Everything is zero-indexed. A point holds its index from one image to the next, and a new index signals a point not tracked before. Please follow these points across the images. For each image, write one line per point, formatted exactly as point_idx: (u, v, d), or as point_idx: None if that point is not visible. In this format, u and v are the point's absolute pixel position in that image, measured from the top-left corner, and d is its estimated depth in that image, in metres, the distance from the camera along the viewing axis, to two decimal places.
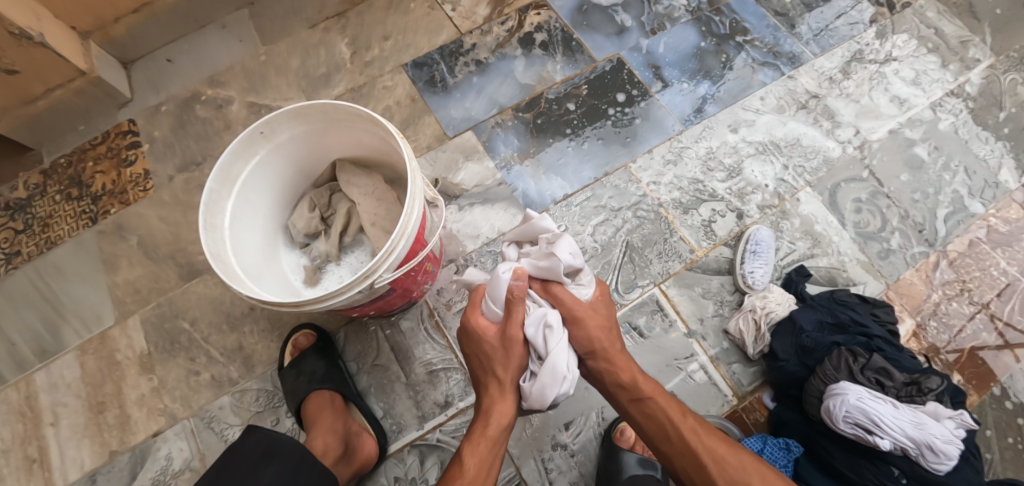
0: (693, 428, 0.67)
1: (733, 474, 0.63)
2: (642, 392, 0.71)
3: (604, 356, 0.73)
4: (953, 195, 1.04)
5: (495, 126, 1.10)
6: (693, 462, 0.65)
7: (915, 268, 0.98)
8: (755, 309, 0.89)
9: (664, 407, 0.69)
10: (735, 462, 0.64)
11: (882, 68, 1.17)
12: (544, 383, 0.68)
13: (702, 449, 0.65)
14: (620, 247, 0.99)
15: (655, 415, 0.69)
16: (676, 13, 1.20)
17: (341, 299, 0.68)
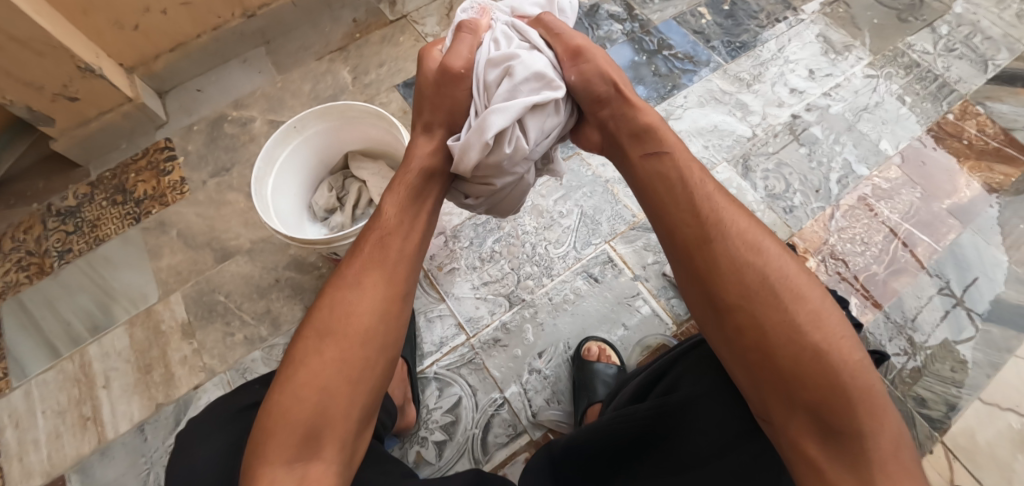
0: (708, 195, 0.71)
1: (740, 260, 0.65)
2: (663, 145, 0.76)
3: (625, 97, 0.80)
4: (843, 163, 1.31)
5: None
6: (702, 239, 0.67)
7: (815, 219, 1.23)
8: None
9: (683, 163, 0.74)
10: (748, 240, 0.66)
11: (782, 69, 1.46)
12: (483, 120, 0.73)
13: (715, 220, 0.68)
14: (575, 215, 1.19)
15: (665, 168, 0.74)
16: (614, 36, 1.49)
17: (358, 237, 0.88)
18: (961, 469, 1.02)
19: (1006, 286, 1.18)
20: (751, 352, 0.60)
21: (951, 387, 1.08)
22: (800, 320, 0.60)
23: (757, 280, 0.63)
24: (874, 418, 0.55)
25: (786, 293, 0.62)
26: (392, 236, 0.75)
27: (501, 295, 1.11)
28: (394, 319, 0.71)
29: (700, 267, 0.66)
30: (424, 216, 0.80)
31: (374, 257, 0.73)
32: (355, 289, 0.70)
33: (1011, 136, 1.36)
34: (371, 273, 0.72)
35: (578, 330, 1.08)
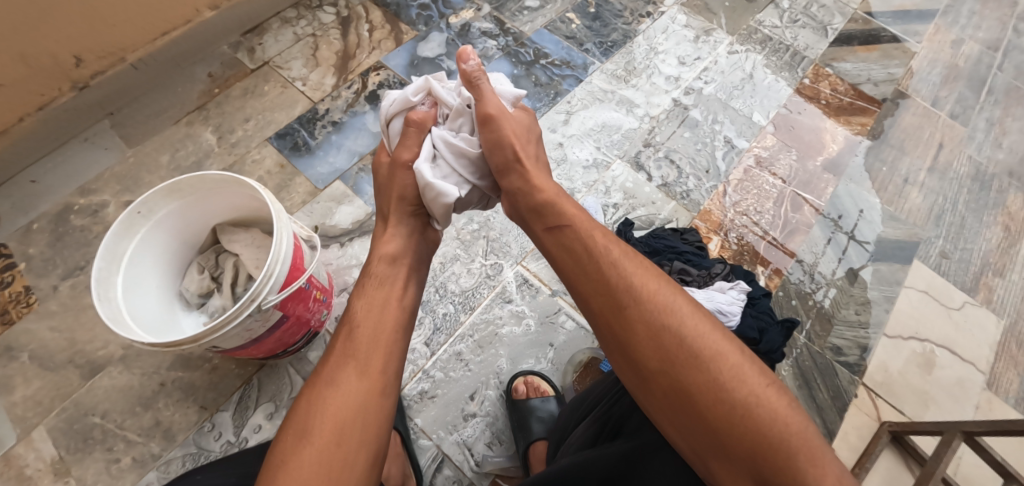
0: (614, 263, 0.68)
1: (655, 318, 0.62)
2: (562, 218, 0.75)
3: (524, 171, 0.82)
4: (725, 140, 1.37)
5: (359, 171, 1.26)
6: (612, 301, 0.65)
7: (710, 198, 1.27)
8: None
9: (582, 231, 0.73)
10: (659, 302, 0.63)
11: (653, 60, 1.52)
12: (428, 182, 0.82)
13: (623, 286, 0.66)
14: (481, 241, 1.14)
15: (571, 238, 0.73)
16: (490, 52, 1.53)
17: (233, 326, 0.77)
18: (884, 405, 1.07)
19: (883, 225, 1.29)
20: (682, 416, 0.58)
21: (860, 330, 1.14)
22: (723, 377, 0.58)
23: (674, 343, 0.61)
24: (817, 466, 0.53)
25: (704, 349, 0.60)
26: (364, 328, 0.70)
27: (420, 342, 1.04)
28: (382, 415, 0.64)
29: (619, 337, 0.64)
30: (397, 302, 0.75)
31: (352, 347, 0.67)
32: (332, 381, 0.64)
33: (858, 90, 1.55)
34: (351, 364, 0.65)
35: (506, 362, 1.04)
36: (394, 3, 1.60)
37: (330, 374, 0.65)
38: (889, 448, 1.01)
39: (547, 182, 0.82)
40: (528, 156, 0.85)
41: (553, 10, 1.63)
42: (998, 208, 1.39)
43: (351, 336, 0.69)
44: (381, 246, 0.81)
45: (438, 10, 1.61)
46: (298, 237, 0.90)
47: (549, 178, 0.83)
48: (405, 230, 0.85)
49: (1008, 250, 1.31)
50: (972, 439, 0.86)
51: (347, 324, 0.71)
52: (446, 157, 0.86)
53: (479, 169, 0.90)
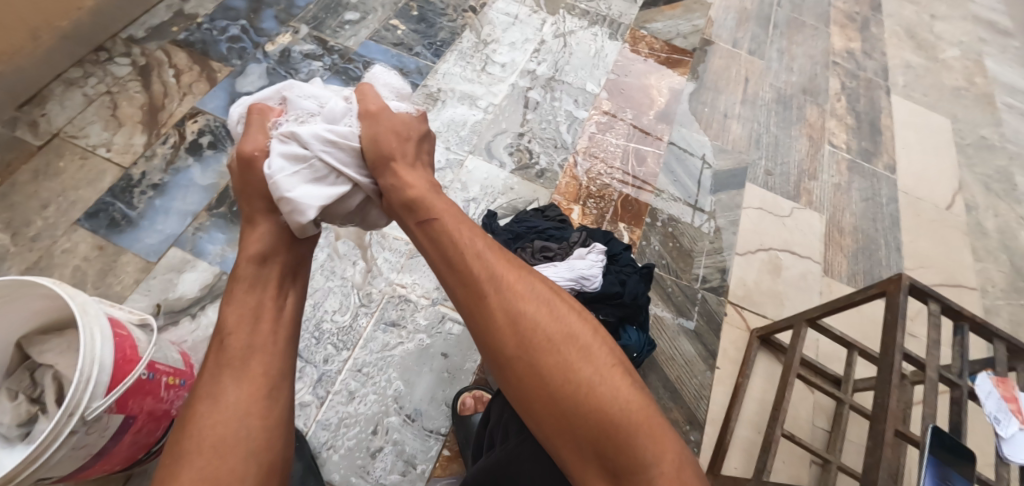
0: (477, 254, 0.65)
1: (514, 305, 0.62)
2: (432, 212, 0.70)
3: (396, 173, 0.75)
4: (566, 114, 1.43)
5: (196, 231, 1.14)
6: (474, 287, 0.64)
7: (563, 170, 1.31)
8: None
9: (449, 223, 0.69)
10: (520, 290, 0.63)
11: (484, 52, 1.56)
12: (284, 194, 0.72)
13: (486, 276, 0.64)
14: (348, 271, 1.06)
15: (436, 233, 0.69)
16: (317, 73, 1.45)
17: (58, 449, 0.66)
18: (749, 315, 1.18)
19: (715, 159, 1.43)
20: (534, 403, 0.58)
21: (716, 256, 1.25)
22: (573, 360, 0.59)
23: (529, 329, 0.61)
24: (653, 439, 0.56)
25: (557, 333, 0.61)
26: (241, 330, 0.63)
27: (306, 395, 0.93)
28: (274, 427, 0.59)
29: (479, 325, 0.62)
30: (273, 304, 0.68)
31: (229, 356, 0.61)
32: (212, 396, 0.58)
33: (671, 45, 1.69)
34: (227, 375, 0.60)
35: (403, 385, 0.96)
36: (199, 41, 1.48)
37: (208, 388, 0.59)
38: (762, 352, 1.11)
39: (420, 179, 0.75)
40: (406, 151, 0.77)
41: (375, 20, 1.60)
42: (801, 122, 1.63)
43: (226, 340, 0.62)
44: (249, 245, 0.70)
45: (250, 40, 1.51)
46: (115, 319, 0.78)
47: (424, 176, 0.76)
48: (274, 228, 0.73)
49: (815, 154, 1.55)
50: (815, 323, 0.96)
51: (223, 324, 0.64)
52: (317, 157, 0.75)
53: (363, 170, 0.78)
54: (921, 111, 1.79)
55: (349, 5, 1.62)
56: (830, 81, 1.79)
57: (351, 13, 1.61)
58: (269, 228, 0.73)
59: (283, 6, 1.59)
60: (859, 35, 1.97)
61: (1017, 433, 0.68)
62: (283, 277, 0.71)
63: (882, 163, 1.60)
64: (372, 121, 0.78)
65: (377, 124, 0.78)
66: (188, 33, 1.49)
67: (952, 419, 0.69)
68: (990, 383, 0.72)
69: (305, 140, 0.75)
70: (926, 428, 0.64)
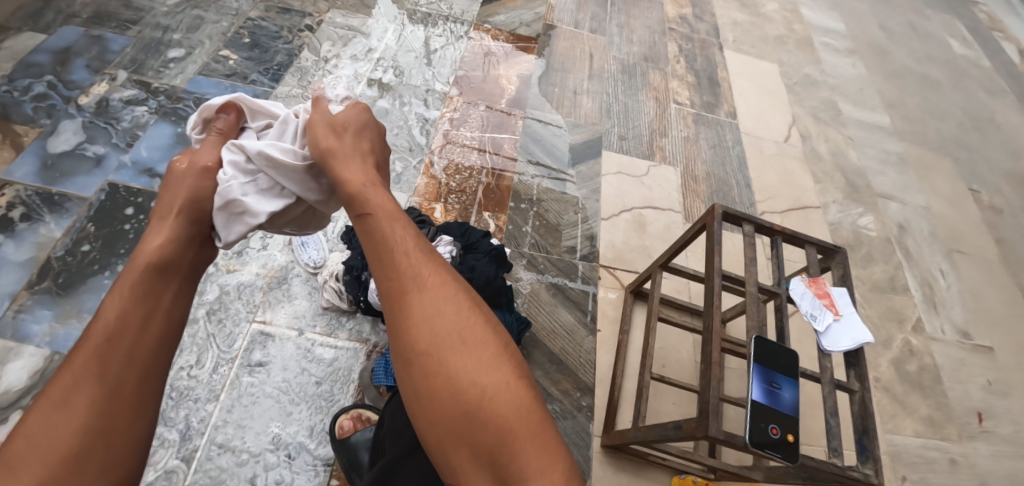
0: (407, 251, 0.59)
1: (433, 303, 0.56)
2: (368, 210, 0.63)
3: (336, 169, 0.67)
4: (418, 116, 1.42)
5: (17, 313, 1.02)
6: (396, 280, 0.57)
7: (421, 170, 1.29)
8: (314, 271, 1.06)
9: (383, 220, 0.61)
10: (444, 289, 0.57)
11: (326, 69, 1.52)
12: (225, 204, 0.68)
13: (411, 272, 0.58)
14: (201, 318, 0.98)
15: (369, 230, 0.61)
16: (142, 120, 1.34)
17: None
18: (622, 274, 1.23)
19: (571, 134, 1.48)
20: (431, 407, 0.53)
21: (584, 225, 1.29)
22: (480, 365, 0.54)
23: (443, 329, 0.55)
24: (547, 458, 0.52)
25: (474, 338, 0.55)
26: (118, 337, 0.53)
27: (173, 461, 0.84)
28: (131, 453, 0.50)
29: (395, 321, 0.56)
30: (165, 315, 0.58)
31: (103, 362, 0.51)
32: (72, 407, 0.49)
33: (516, 34, 1.74)
34: (93, 384, 0.50)
35: (277, 425, 0.90)
36: None
37: (67, 397, 0.49)
38: (637, 306, 1.16)
39: (364, 174, 0.67)
40: (350, 150, 0.70)
41: (203, 53, 1.51)
42: (647, 87, 1.71)
43: (103, 346, 0.52)
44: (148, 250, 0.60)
45: (60, 95, 1.37)
46: None
47: (369, 172, 0.68)
48: (184, 234, 0.65)
49: (663, 114, 1.63)
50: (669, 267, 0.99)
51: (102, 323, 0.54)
52: (264, 171, 0.72)
53: (310, 182, 0.74)
54: (751, 60, 1.94)
55: (172, 42, 1.52)
56: (669, 47, 1.89)
57: (174, 50, 1.51)
58: (176, 231, 0.64)
59: (94, 54, 1.46)
60: (689, 2, 2.12)
61: (831, 325, 0.75)
62: (184, 289, 0.62)
63: (724, 111, 1.71)
64: (322, 124, 0.72)
65: (325, 126, 0.71)
66: None
67: (777, 325, 0.74)
68: (803, 284, 0.79)
69: (252, 152, 0.71)
70: (751, 341, 0.70)
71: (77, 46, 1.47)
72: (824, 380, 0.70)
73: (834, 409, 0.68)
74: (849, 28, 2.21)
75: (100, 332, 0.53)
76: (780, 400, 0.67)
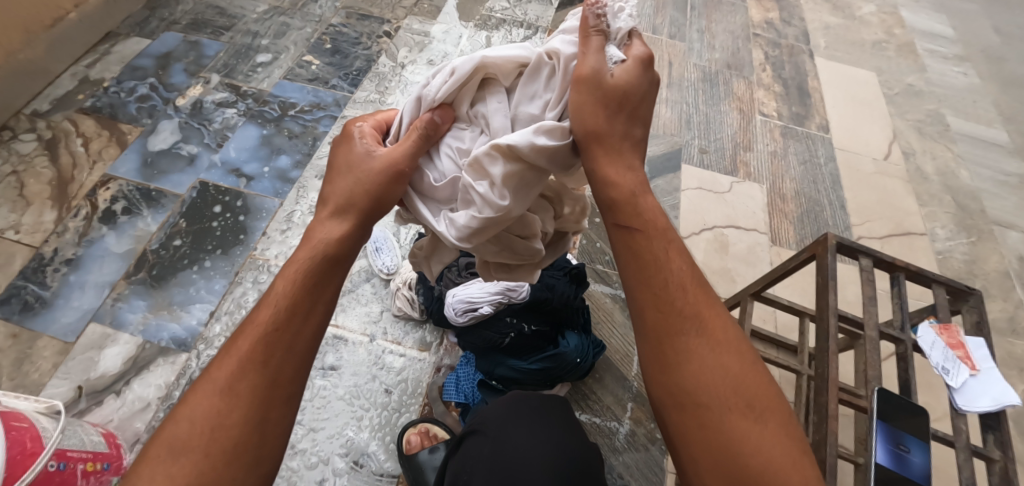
0: (682, 286, 0.48)
1: (711, 354, 0.46)
2: (636, 222, 0.50)
3: (595, 157, 0.50)
4: None
5: (115, 302, 1.08)
6: (669, 317, 0.47)
7: None
8: (384, 275, 1.07)
9: (655, 240, 0.49)
10: (724, 336, 0.47)
11: (403, 75, 1.53)
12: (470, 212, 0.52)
13: (688, 309, 0.48)
14: None
15: (638, 249, 0.49)
16: (232, 121, 1.40)
17: None
18: None
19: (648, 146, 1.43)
20: (703, 468, 0.44)
21: None
22: (766, 434, 0.44)
23: (724, 385, 0.45)
24: None
25: (760, 400, 0.45)
26: (284, 327, 0.48)
27: None
28: (279, 446, 0.47)
29: (666, 363, 0.47)
30: (327, 305, 0.51)
31: (267, 354, 0.47)
32: (234, 400, 0.45)
33: None
34: (250, 375, 0.46)
35: (345, 431, 0.91)
36: (107, 105, 1.44)
37: (231, 388, 0.46)
38: None
39: (634, 172, 0.51)
40: (622, 136, 0.50)
41: (288, 58, 1.57)
42: (730, 97, 1.62)
43: (269, 338, 0.48)
44: (320, 228, 0.53)
45: (160, 97, 1.46)
46: (14, 410, 0.73)
47: (639, 167, 0.52)
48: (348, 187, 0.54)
49: (748, 126, 1.54)
50: (761, 295, 0.92)
51: (271, 307, 0.49)
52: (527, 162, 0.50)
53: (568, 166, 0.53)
54: (845, 68, 1.80)
55: (261, 47, 1.59)
56: (754, 53, 1.78)
57: (262, 55, 1.57)
58: (351, 186, 0.53)
59: (192, 58, 1.55)
60: (776, 5, 1.99)
61: (967, 381, 0.67)
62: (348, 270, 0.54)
63: (815, 125, 1.59)
64: (592, 92, 0.49)
65: (599, 96, 0.49)
66: (95, 99, 1.44)
67: (902, 377, 0.67)
68: (932, 332, 0.71)
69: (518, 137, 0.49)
70: (875, 391, 0.64)
71: (177, 51, 1.56)
72: (959, 445, 0.62)
73: (972, 480, 0.60)
74: (960, 33, 2.00)
75: (268, 319, 0.48)
76: (909, 465, 0.62)
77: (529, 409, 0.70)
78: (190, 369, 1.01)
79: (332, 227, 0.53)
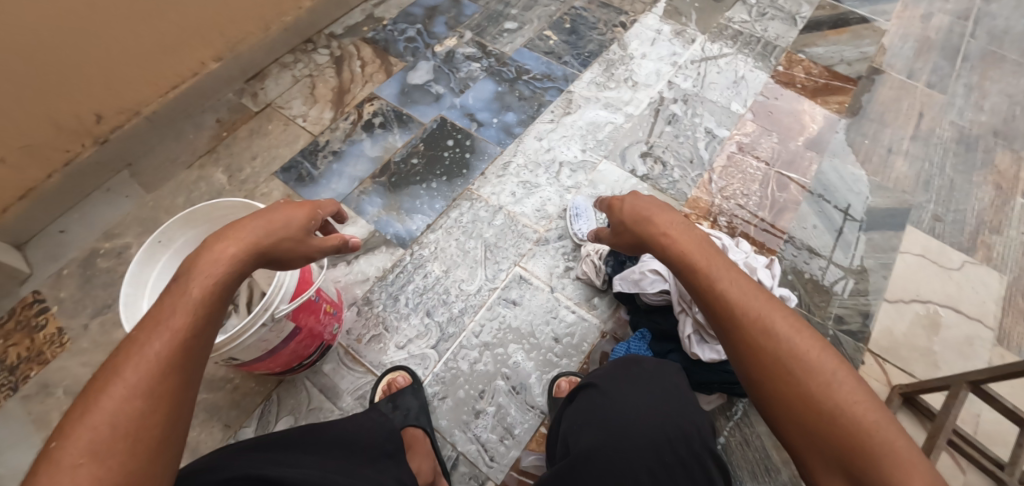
0: (730, 296, 0.64)
1: (760, 335, 0.60)
2: (687, 262, 0.69)
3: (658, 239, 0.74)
4: (706, 130, 1.41)
5: (360, 194, 1.31)
6: (727, 321, 0.63)
7: (697, 185, 1.30)
8: (578, 241, 1.16)
9: (705, 271, 0.67)
10: (769, 321, 0.60)
11: (630, 64, 1.58)
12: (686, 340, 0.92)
13: (741, 311, 0.62)
14: (480, 247, 1.18)
15: (693, 283, 0.68)
16: (475, 74, 1.57)
17: (243, 340, 0.78)
18: (893, 369, 1.08)
19: (872, 196, 1.32)
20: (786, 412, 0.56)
21: (860, 297, 1.16)
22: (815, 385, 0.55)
23: (785, 355, 0.58)
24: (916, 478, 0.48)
25: (812, 358, 0.57)
26: (175, 341, 0.53)
27: (428, 349, 1.05)
28: (177, 434, 0.51)
29: (744, 351, 0.60)
30: (211, 322, 0.57)
31: (184, 356, 0.53)
32: (159, 400, 0.50)
33: (831, 71, 1.60)
34: (147, 377, 0.50)
35: (512, 359, 1.03)
36: (383, 40, 1.73)
37: (154, 388, 0.50)
38: (903, 413, 1.02)
39: (691, 238, 0.72)
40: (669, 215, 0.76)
41: (531, 29, 1.72)
42: (987, 168, 1.42)
43: (188, 343, 0.54)
44: (210, 253, 0.60)
45: (423, 41, 1.71)
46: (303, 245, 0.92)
47: (695, 234, 0.72)
48: (260, 228, 0.66)
49: (1002, 206, 1.34)
50: (980, 389, 0.87)
51: (184, 314, 0.55)
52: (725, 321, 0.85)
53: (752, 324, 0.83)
54: None
55: (510, 15, 1.77)
56: None
57: (510, 22, 1.74)
58: (253, 231, 0.65)
59: (453, 14, 1.78)
60: None
61: None
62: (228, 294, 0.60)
63: None
64: None
65: None
66: (375, 32, 1.75)
67: None
68: None
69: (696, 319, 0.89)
70: None
71: (443, 6, 1.81)
72: None
73: None
74: None
75: (174, 329, 0.53)
76: None
77: (641, 369, 0.78)
78: (403, 261, 1.17)
79: (224, 253, 0.61)
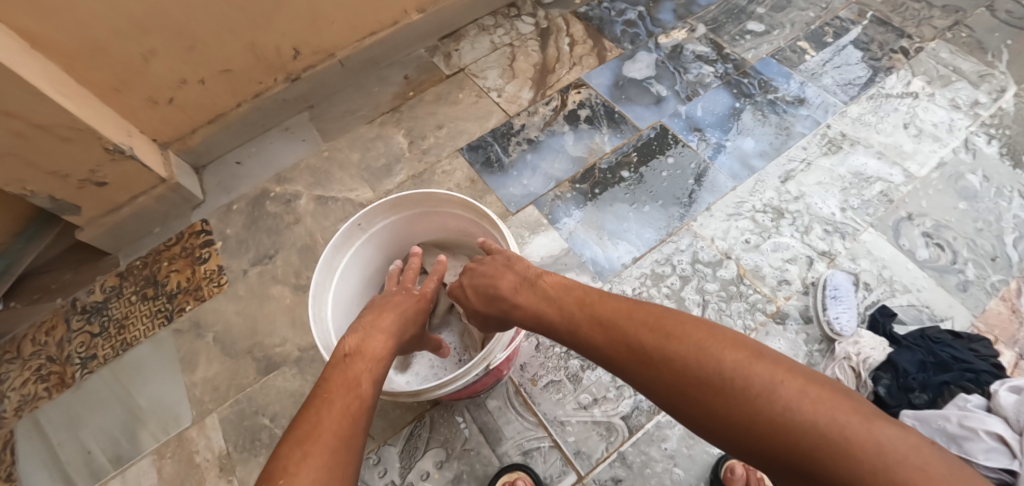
0: (599, 332, 0.59)
1: (649, 358, 0.54)
2: (542, 309, 0.66)
3: (503, 284, 0.71)
4: (1017, 220, 1.04)
5: (555, 199, 1.14)
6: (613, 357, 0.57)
7: (1000, 297, 0.96)
8: (851, 355, 0.87)
9: (563, 316, 0.63)
10: (651, 339, 0.55)
11: (912, 106, 1.22)
12: None
13: (617, 339, 0.57)
14: (698, 308, 0.99)
15: (558, 329, 0.64)
16: (706, 80, 1.30)
17: (453, 388, 0.70)
18: None
19: None
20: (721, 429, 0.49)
21: None
22: (731, 395, 0.48)
23: (684, 373, 0.51)
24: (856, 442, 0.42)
25: (709, 366, 0.50)
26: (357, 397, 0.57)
27: (615, 418, 0.87)
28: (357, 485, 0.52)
29: (644, 381, 0.55)
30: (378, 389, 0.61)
31: (361, 415, 0.56)
32: (346, 448, 0.52)
33: None
34: (335, 427, 0.53)
35: None
36: (597, 17, 1.46)
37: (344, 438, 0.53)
38: None
39: (547, 279, 0.69)
40: (514, 260, 0.74)
41: (781, 37, 1.37)
42: None
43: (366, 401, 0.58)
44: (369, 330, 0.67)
45: (646, 28, 1.42)
46: None
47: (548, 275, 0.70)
48: (400, 315, 0.71)
49: None
50: None
51: (358, 379, 0.59)
52: None
53: None
54: None
55: (754, 15, 1.42)
56: None
57: (755, 23, 1.40)
58: (396, 316, 0.71)
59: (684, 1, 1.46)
60: None
61: None
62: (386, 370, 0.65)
63: None
64: None
65: None
66: (589, 8, 1.48)
67: None
68: None
69: None
70: None
71: None
72: None
73: None
74: None
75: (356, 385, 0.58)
76: None
77: None
78: None
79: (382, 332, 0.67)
